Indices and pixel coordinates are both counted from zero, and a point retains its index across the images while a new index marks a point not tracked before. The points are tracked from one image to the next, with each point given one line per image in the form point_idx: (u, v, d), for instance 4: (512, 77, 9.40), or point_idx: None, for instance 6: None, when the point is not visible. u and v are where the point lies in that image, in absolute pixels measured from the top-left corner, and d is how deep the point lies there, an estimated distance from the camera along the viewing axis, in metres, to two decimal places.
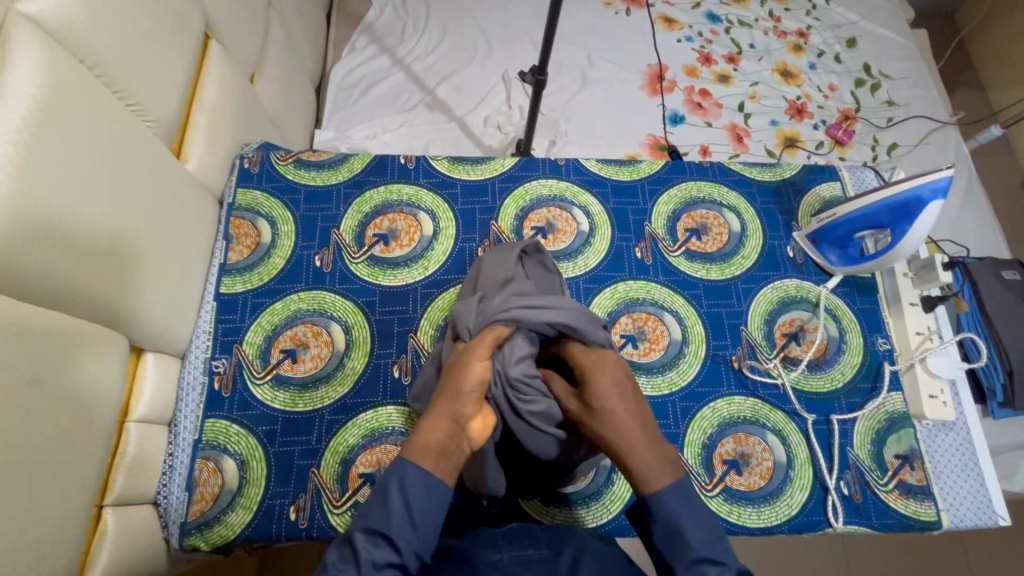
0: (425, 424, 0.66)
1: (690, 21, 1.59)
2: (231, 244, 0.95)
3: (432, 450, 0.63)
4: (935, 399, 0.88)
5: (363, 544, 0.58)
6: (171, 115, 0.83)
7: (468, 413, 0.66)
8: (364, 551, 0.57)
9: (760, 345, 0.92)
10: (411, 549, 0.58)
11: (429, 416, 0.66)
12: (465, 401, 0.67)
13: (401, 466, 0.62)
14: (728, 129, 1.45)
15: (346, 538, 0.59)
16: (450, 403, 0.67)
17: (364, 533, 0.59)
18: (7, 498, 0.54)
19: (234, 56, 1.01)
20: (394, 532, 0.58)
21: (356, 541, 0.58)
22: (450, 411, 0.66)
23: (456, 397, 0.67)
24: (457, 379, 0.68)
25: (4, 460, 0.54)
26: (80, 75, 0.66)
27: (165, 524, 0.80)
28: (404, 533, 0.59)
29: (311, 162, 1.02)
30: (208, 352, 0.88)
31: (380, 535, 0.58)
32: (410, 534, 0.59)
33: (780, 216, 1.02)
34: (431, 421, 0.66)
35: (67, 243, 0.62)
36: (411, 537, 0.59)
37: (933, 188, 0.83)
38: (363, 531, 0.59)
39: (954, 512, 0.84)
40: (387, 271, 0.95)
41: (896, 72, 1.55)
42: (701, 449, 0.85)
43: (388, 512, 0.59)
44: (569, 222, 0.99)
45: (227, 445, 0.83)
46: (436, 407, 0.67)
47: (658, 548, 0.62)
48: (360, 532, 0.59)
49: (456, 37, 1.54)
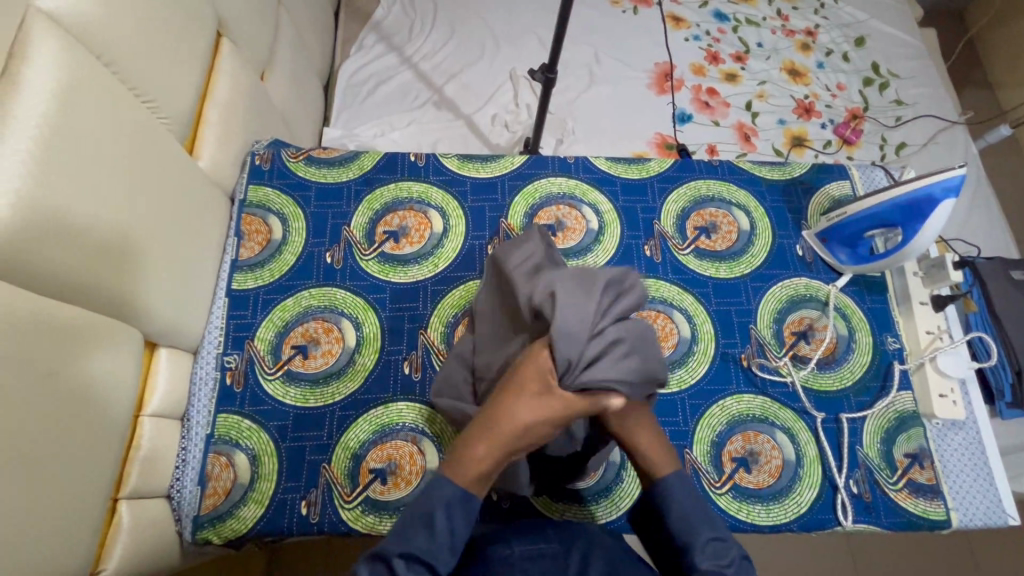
0: (477, 446, 0.62)
1: (698, 20, 1.59)
2: (243, 241, 0.95)
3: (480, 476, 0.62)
4: (946, 399, 0.88)
5: (402, 570, 0.56)
6: (184, 112, 0.83)
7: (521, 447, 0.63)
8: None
9: (769, 343, 0.92)
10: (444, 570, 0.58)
11: (485, 440, 0.62)
12: (526, 444, 0.62)
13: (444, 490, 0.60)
14: (736, 128, 1.45)
15: (379, 558, 0.57)
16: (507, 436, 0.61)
17: (403, 559, 0.56)
18: (7, 498, 0.52)
19: (245, 53, 1.02)
20: (433, 558, 0.57)
21: (395, 565, 0.56)
22: (508, 448, 0.61)
23: (521, 437, 0.61)
24: (524, 419, 0.61)
25: (3, 460, 0.52)
26: (98, 71, 0.66)
27: (178, 517, 0.80)
28: (441, 557, 0.57)
29: (322, 160, 1.02)
30: (219, 347, 0.89)
31: (419, 562, 0.56)
32: (445, 557, 0.57)
33: (789, 214, 1.02)
34: (484, 444, 0.62)
35: (84, 237, 0.62)
36: (446, 560, 0.58)
37: (944, 187, 0.83)
38: (402, 557, 0.56)
39: (964, 512, 0.84)
40: (397, 267, 0.95)
41: (904, 71, 1.55)
42: (710, 447, 0.85)
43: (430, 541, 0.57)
44: (578, 220, 0.99)
45: (238, 440, 0.84)
46: (490, 431, 0.62)
47: (669, 529, 0.63)
48: (399, 558, 0.56)
49: (464, 35, 1.54)
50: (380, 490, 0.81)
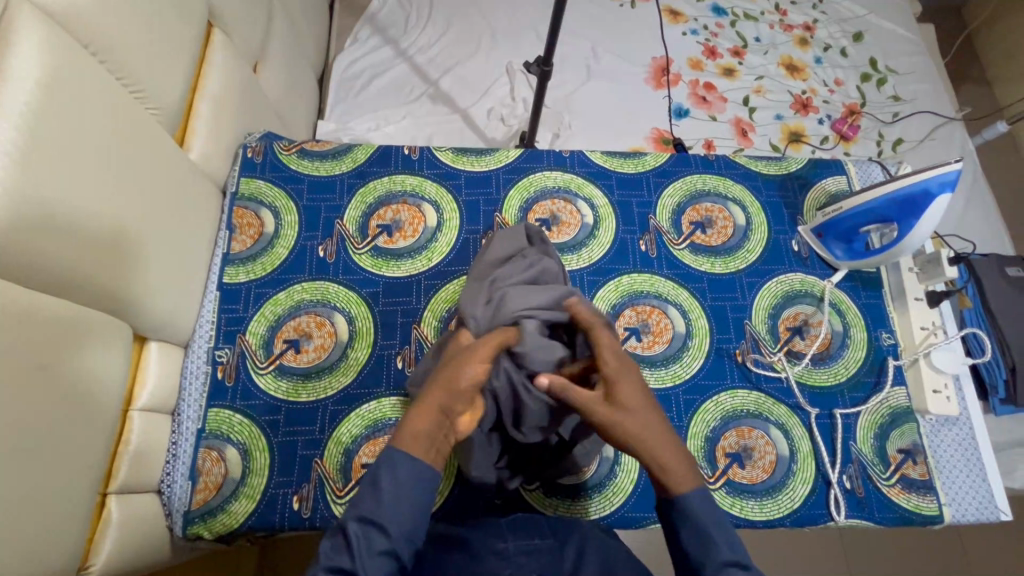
0: (415, 412, 0.62)
1: (695, 14, 1.58)
2: (234, 234, 0.94)
3: (423, 438, 0.60)
4: (940, 395, 0.87)
5: (358, 534, 0.55)
6: (174, 103, 0.82)
7: (459, 410, 0.63)
8: (357, 542, 0.55)
9: (764, 338, 0.92)
10: (404, 535, 0.56)
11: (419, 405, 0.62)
12: (456, 394, 0.63)
13: (390, 452, 0.59)
14: (733, 124, 1.44)
15: (337, 529, 0.57)
16: (443, 397, 0.62)
17: (358, 522, 0.56)
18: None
19: (238, 44, 1.01)
20: (388, 520, 0.56)
21: (349, 531, 0.55)
22: (441, 402, 0.62)
23: (448, 391, 0.63)
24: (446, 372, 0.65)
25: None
26: (85, 60, 0.65)
27: (169, 512, 0.80)
28: (395, 520, 0.56)
29: (315, 153, 1.02)
30: (211, 342, 0.88)
31: (373, 524, 0.56)
32: (403, 523, 0.56)
33: (785, 210, 1.01)
34: (422, 409, 0.62)
35: (71, 230, 0.61)
36: (404, 524, 0.57)
37: (940, 182, 0.83)
38: (356, 520, 0.56)
39: (956, 507, 0.84)
40: (390, 262, 0.94)
41: (902, 67, 1.54)
42: (704, 442, 0.85)
43: (380, 499, 0.57)
44: (573, 214, 0.99)
45: (230, 434, 0.83)
46: (427, 396, 0.63)
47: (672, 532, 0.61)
48: (354, 522, 0.56)
49: (459, 28, 1.53)
50: None
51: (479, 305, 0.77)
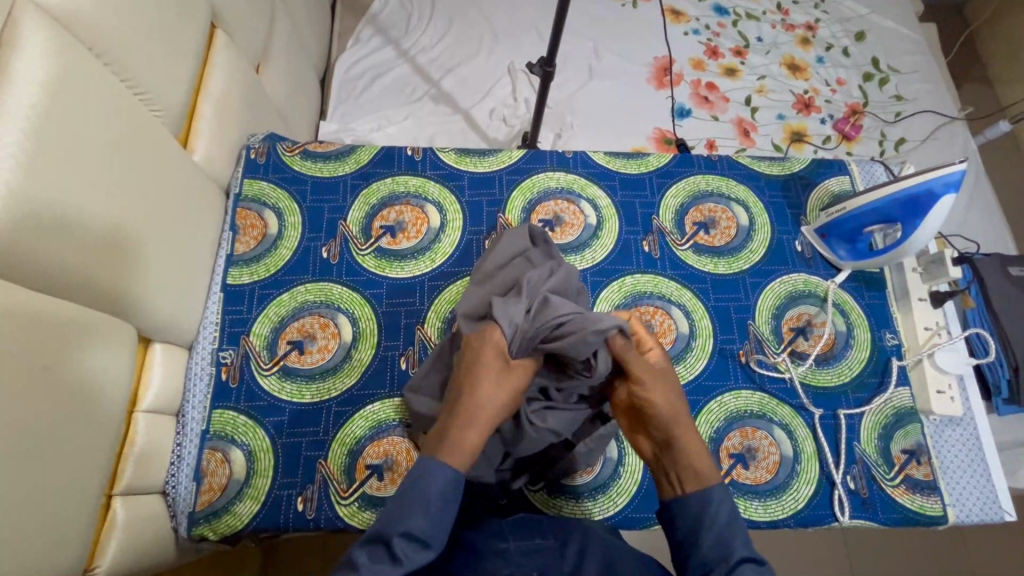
0: (466, 426, 0.62)
1: (697, 13, 1.58)
2: (238, 236, 0.95)
3: (472, 456, 0.61)
4: (943, 395, 0.87)
5: (402, 549, 0.55)
6: (178, 104, 0.82)
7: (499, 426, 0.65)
8: (405, 557, 0.55)
9: (767, 339, 0.92)
10: (439, 546, 0.58)
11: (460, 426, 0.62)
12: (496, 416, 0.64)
13: (440, 467, 0.59)
14: (735, 123, 1.44)
15: (377, 540, 0.56)
16: (494, 415, 0.63)
17: (402, 537, 0.56)
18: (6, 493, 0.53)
19: (240, 45, 1.01)
20: (432, 536, 0.56)
21: (395, 545, 0.55)
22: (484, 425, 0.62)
23: (490, 413, 0.63)
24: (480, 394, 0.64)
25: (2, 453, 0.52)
26: (89, 62, 0.65)
27: (173, 513, 0.80)
28: (436, 534, 0.57)
29: (318, 153, 1.02)
30: (215, 343, 0.88)
31: (417, 539, 0.56)
32: (440, 535, 0.57)
33: (788, 210, 1.01)
34: (474, 426, 0.62)
35: (75, 231, 0.61)
36: (440, 536, 0.58)
37: (945, 182, 0.83)
38: (401, 535, 0.55)
39: (960, 508, 0.84)
40: (393, 262, 0.94)
41: (905, 67, 1.54)
42: (707, 443, 0.85)
43: (425, 514, 0.56)
44: (576, 214, 0.99)
45: (234, 436, 0.83)
46: (476, 411, 0.63)
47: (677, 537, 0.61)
48: (399, 536, 0.55)
49: (461, 29, 1.53)
50: (377, 487, 0.81)
51: (519, 313, 0.70)
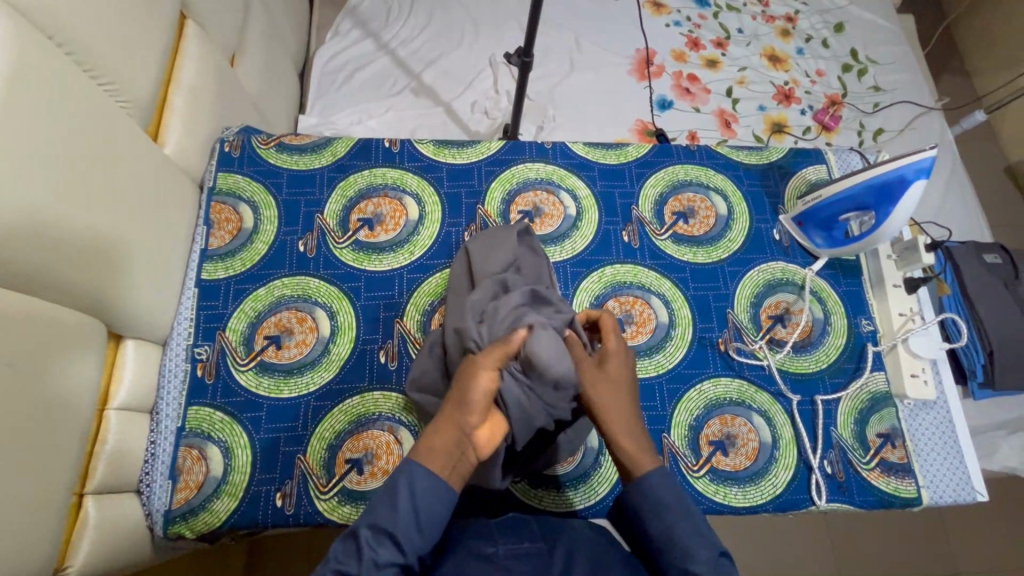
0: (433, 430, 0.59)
1: (678, 6, 1.58)
2: (213, 230, 0.93)
3: (442, 453, 0.58)
4: (917, 378, 0.88)
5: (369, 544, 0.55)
6: (146, 96, 0.81)
7: (475, 424, 0.59)
8: (369, 550, 0.54)
9: (746, 327, 0.92)
10: (413, 550, 0.56)
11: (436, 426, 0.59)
12: (472, 408, 0.59)
13: (408, 461, 0.59)
14: (716, 115, 1.45)
15: (348, 533, 0.56)
16: (455, 410, 0.59)
17: (370, 530, 0.56)
18: None
19: (212, 36, 0.99)
20: (399, 532, 0.56)
21: (361, 538, 0.55)
22: (457, 418, 0.59)
23: (461, 406, 0.60)
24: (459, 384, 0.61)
25: None
26: (49, 50, 0.63)
27: (149, 512, 0.79)
28: (408, 533, 0.56)
29: (294, 146, 1.00)
30: (190, 339, 0.87)
31: (385, 534, 0.56)
32: (413, 534, 0.56)
33: (766, 198, 1.02)
34: (439, 428, 0.59)
35: (39, 226, 0.60)
36: (415, 539, 0.56)
37: (916, 169, 0.83)
38: (368, 528, 0.56)
39: (934, 489, 0.85)
40: (372, 255, 0.94)
41: (882, 57, 1.56)
42: (687, 431, 0.85)
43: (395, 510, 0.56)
44: (556, 205, 0.98)
45: (211, 433, 0.82)
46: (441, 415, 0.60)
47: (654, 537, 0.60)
48: (366, 529, 0.56)
49: (442, 21, 1.52)
50: (357, 481, 0.81)
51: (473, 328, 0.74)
